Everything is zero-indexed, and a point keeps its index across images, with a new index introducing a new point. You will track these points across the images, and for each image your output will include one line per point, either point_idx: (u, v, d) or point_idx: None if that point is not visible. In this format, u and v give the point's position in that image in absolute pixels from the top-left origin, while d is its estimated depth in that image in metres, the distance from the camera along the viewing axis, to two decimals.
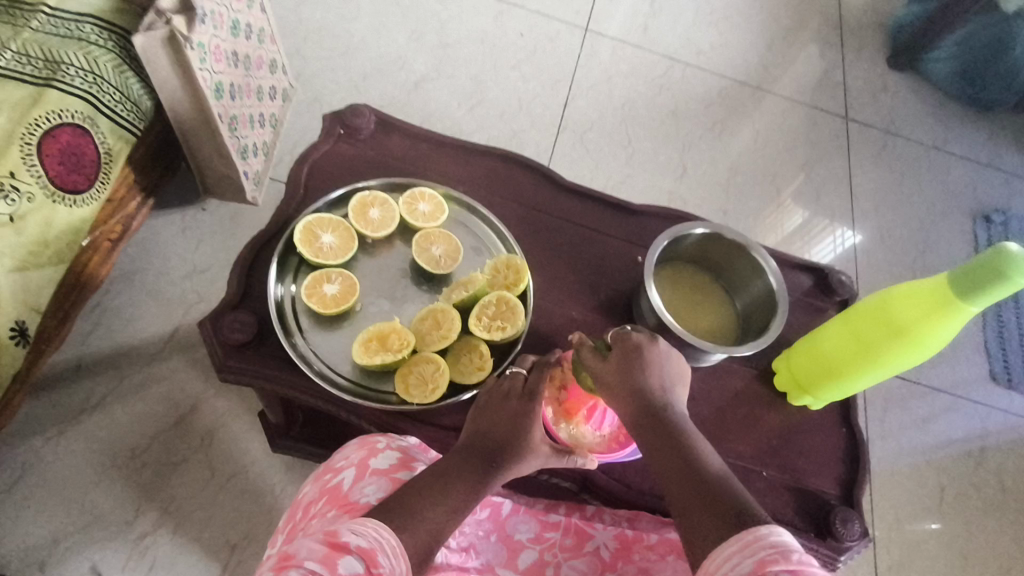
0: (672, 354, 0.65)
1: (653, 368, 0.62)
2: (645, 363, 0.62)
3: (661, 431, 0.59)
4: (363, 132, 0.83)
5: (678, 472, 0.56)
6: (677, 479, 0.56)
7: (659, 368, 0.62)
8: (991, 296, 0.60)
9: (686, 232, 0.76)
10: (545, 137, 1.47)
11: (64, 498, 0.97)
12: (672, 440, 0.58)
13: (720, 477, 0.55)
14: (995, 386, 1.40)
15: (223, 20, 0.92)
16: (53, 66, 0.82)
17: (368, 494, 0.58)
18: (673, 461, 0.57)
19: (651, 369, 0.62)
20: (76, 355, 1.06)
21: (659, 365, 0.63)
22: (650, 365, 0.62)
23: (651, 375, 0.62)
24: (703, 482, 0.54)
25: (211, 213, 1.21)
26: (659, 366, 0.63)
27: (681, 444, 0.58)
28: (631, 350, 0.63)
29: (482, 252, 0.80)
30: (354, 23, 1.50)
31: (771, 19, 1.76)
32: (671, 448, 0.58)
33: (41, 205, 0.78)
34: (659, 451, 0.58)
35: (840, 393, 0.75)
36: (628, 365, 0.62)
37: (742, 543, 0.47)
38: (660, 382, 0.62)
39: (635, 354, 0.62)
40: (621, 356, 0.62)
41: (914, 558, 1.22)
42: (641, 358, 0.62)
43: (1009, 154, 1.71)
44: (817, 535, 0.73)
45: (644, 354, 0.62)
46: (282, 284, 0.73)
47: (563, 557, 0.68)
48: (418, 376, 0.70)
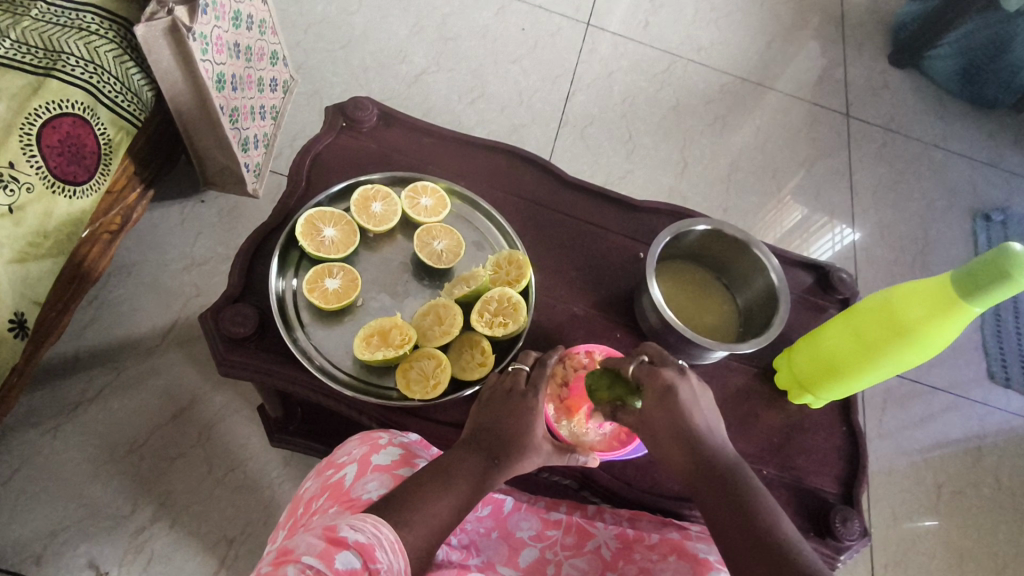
0: (704, 392, 0.64)
1: (691, 409, 0.61)
2: (684, 406, 0.60)
3: (713, 479, 0.59)
4: (366, 125, 0.82)
5: (735, 524, 0.55)
6: (739, 532, 0.55)
7: (698, 409, 0.61)
8: (994, 297, 0.60)
9: (688, 229, 0.76)
10: (546, 132, 1.46)
11: (62, 491, 0.97)
12: (724, 489, 0.58)
13: (779, 524, 0.55)
14: (992, 385, 1.41)
15: (224, 11, 0.92)
16: (53, 55, 0.81)
17: (370, 490, 0.58)
18: (730, 512, 0.56)
19: (692, 412, 0.61)
20: (74, 347, 1.05)
21: (698, 406, 0.62)
22: (688, 407, 0.61)
23: (691, 417, 0.61)
24: (767, 536, 0.54)
25: (210, 206, 1.20)
26: (697, 406, 0.61)
27: (736, 492, 0.58)
28: (664, 390, 0.61)
29: (484, 247, 0.80)
30: (354, 15, 1.49)
31: (773, 15, 1.76)
32: (726, 498, 0.57)
33: (40, 196, 0.78)
34: (711, 500, 0.58)
35: (840, 392, 0.75)
36: (668, 408, 0.60)
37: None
38: (703, 424, 0.61)
39: (670, 396, 0.60)
40: (657, 398, 0.61)
41: (910, 556, 1.22)
42: (679, 402, 0.60)
43: (1009, 153, 1.71)
44: (816, 534, 0.74)
45: (681, 396, 0.61)
46: (283, 278, 0.73)
47: (564, 555, 0.67)
48: (419, 371, 0.70)
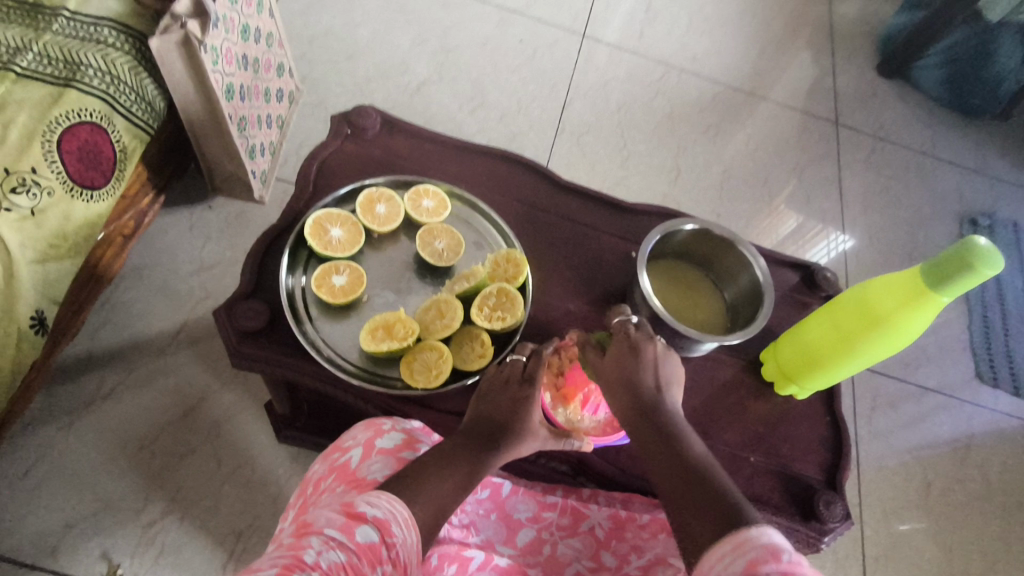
0: (669, 355, 0.67)
1: (646, 367, 0.64)
2: (640, 364, 0.64)
3: (655, 428, 0.61)
4: (369, 132, 0.87)
5: (670, 467, 0.58)
6: (671, 476, 0.57)
7: (652, 367, 0.65)
8: (961, 287, 0.64)
9: (676, 227, 0.80)
10: (544, 140, 1.51)
11: (74, 486, 1.00)
12: (664, 437, 0.60)
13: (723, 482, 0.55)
14: (979, 384, 1.45)
15: (234, 24, 0.96)
16: (72, 66, 0.85)
17: (376, 471, 0.61)
18: (665, 457, 0.59)
19: (645, 370, 0.64)
20: (87, 348, 1.09)
21: (655, 367, 0.65)
22: (648, 367, 0.64)
23: (644, 375, 0.64)
24: (695, 477, 0.56)
25: (218, 212, 1.24)
26: (654, 366, 0.65)
27: (674, 440, 0.60)
28: (625, 351, 0.65)
29: (484, 247, 0.84)
30: (358, 28, 1.54)
31: (764, 27, 1.81)
32: (664, 445, 0.59)
33: (60, 200, 0.82)
34: (650, 448, 0.60)
35: (822, 382, 0.78)
36: (623, 365, 0.65)
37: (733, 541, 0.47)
38: (654, 381, 0.64)
39: (632, 356, 0.65)
40: (617, 356, 0.65)
41: (900, 550, 1.25)
42: (638, 362, 0.64)
43: (994, 159, 1.76)
44: (802, 518, 0.77)
45: (638, 355, 0.65)
46: (293, 275, 0.77)
47: (559, 535, 0.71)
48: (423, 363, 0.73)
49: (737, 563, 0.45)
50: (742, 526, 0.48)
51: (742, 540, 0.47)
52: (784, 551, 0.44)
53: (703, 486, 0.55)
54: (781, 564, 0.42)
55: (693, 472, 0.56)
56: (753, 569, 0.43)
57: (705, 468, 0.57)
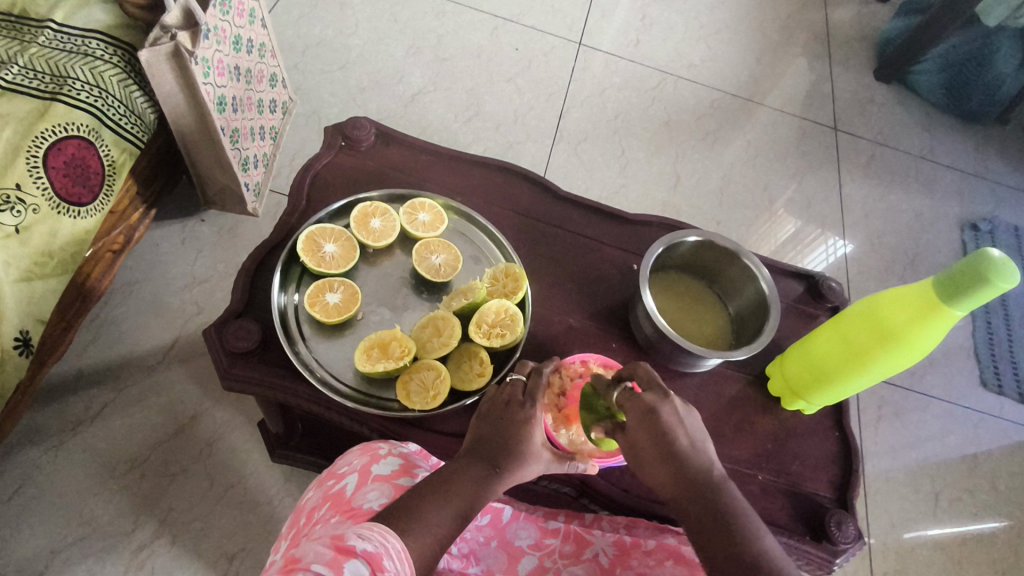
0: (691, 412, 0.62)
1: (677, 429, 0.60)
2: (669, 429, 0.59)
3: (701, 504, 0.57)
4: (363, 144, 0.85)
5: (722, 549, 0.54)
6: (727, 563, 0.54)
7: (682, 428, 0.60)
8: (976, 301, 0.62)
9: (680, 240, 0.78)
10: (541, 148, 1.49)
11: (62, 509, 0.97)
12: (712, 513, 0.56)
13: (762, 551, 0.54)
14: (985, 392, 1.43)
15: (226, 35, 0.94)
16: (59, 80, 0.83)
17: (371, 500, 0.59)
18: (717, 539, 0.55)
19: (675, 432, 0.60)
20: (76, 365, 1.06)
21: (683, 425, 0.60)
22: (674, 428, 0.60)
23: (676, 437, 0.59)
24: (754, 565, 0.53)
25: (210, 225, 1.22)
26: (683, 424, 0.60)
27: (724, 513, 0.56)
28: (648, 414, 0.60)
29: (481, 261, 0.82)
30: (352, 37, 1.53)
31: (761, 33, 1.80)
32: (712, 522, 0.56)
33: (45, 216, 0.80)
34: (699, 527, 0.57)
35: (832, 397, 0.76)
36: (656, 433, 0.59)
37: None
38: (690, 443, 0.60)
39: (654, 419, 0.60)
40: (644, 424, 0.60)
41: (909, 563, 1.23)
42: (663, 424, 0.59)
43: (995, 163, 1.74)
44: (812, 539, 0.75)
45: (663, 419, 0.60)
46: (285, 292, 0.74)
47: (562, 562, 0.68)
48: (419, 383, 0.71)
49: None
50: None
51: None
52: None
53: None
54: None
55: (750, 559, 0.53)
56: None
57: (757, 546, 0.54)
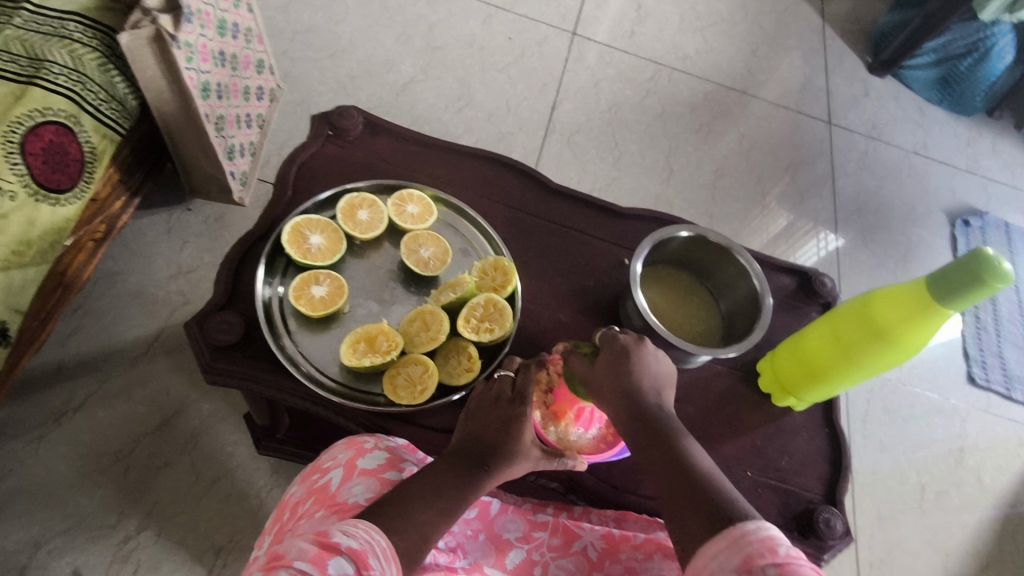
0: (662, 360, 0.65)
1: (641, 372, 0.61)
2: (634, 368, 0.61)
3: (657, 441, 0.57)
4: (351, 134, 0.83)
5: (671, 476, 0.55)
6: (675, 489, 0.53)
7: (647, 372, 0.62)
8: (968, 301, 0.61)
9: (671, 235, 0.77)
10: (533, 139, 1.47)
11: (44, 502, 0.95)
12: (670, 448, 0.57)
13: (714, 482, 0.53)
14: (973, 388, 1.43)
15: (210, 19, 0.92)
16: (37, 63, 0.81)
17: (356, 494, 0.58)
18: (666, 468, 0.55)
19: (640, 374, 0.61)
20: (58, 356, 1.04)
21: (649, 370, 0.62)
22: (639, 368, 0.61)
23: (638, 377, 0.61)
24: (705, 495, 0.52)
25: (196, 214, 1.20)
26: (647, 365, 0.62)
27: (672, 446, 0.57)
28: (618, 354, 0.62)
29: (471, 254, 0.81)
30: (342, 24, 1.50)
31: (755, 24, 1.79)
32: (668, 454, 0.56)
33: (23, 204, 0.77)
34: (658, 464, 0.56)
35: (823, 394, 0.76)
36: (617, 369, 0.61)
37: (730, 539, 0.47)
38: (650, 385, 0.61)
39: (622, 358, 0.62)
40: (609, 360, 0.62)
41: (895, 557, 1.23)
42: (629, 363, 0.61)
43: (987, 158, 1.75)
44: (800, 534, 0.75)
45: (632, 358, 0.62)
46: (270, 285, 0.73)
47: (550, 556, 0.67)
48: (406, 377, 0.70)
49: (733, 560, 0.45)
50: (752, 534, 0.46)
51: (737, 533, 0.47)
52: (783, 546, 0.45)
53: (713, 510, 0.50)
54: (778, 560, 0.44)
55: (698, 487, 0.53)
56: (753, 565, 0.44)
57: (708, 478, 0.54)
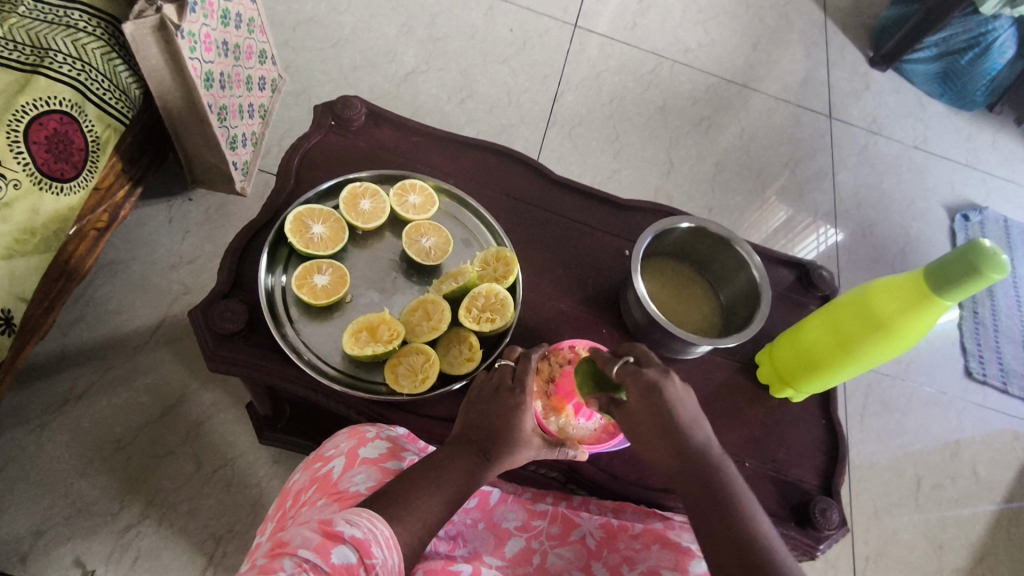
0: (683, 389, 0.62)
1: (676, 408, 0.60)
2: (669, 405, 0.60)
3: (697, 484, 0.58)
4: (354, 123, 0.83)
5: (718, 525, 0.56)
6: (718, 537, 0.55)
7: (682, 409, 0.60)
8: (963, 293, 0.62)
9: (671, 226, 0.78)
10: (535, 131, 1.48)
11: (48, 489, 0.96)
12: (714, 497, 0.57)
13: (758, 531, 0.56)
14: (970, 382, 1.44)
15: (213, 9, 0.92)
16: (40, 52, 0.81)
17: (358, 483, 0.59)
18: (711, 515, 0.57)
19: (676, 412, 0.60)
20: (61, 345, 1.05)
21: (683, 406, 0.61)
22: (675, 406, 0.60)
23: (674, 416, 0.60)
24: (751, 548, 0.54)
25: (197, 204, 1.21)
26: (681, 402, 0.61)
27: (719, 491, 0.58)
28: (649, 389, 0.60)
29: (472, 245, 0.81)
30: (343, 14, 1.50)
31: (758, 17, 1.78)
32: (712, 503, 0.57)
33: (27, 192, 0.78)
34: (698, 508, 0.58)
35: (821, 385, 0.76)
36: (652, 407, 0.60)
37: None
38: (685, 421, 0.60)
39: (656, 395, 0.60)
40: (643, 397, 0.60)
41: (890, 549, 1.24)
42: (664, 401, 0.60)
43: (987, 152, 1.75)
44: (796, 524, 0.75)
45: (665, 394, 0.60)
46: (272, 274, 0.73)
47: (549, 544, 0.68)
48: (408, 367, 0.70)
49: None
50: None
51: None
52: None
53: (761, 568, 0.53)
54: None
55: (742, 538, 0.55)
56: None
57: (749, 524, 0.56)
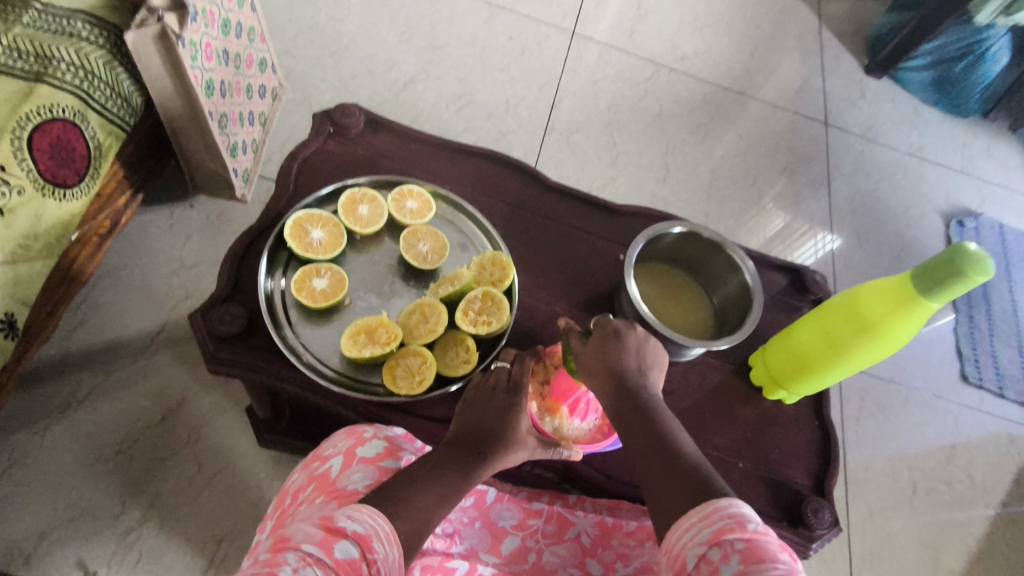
0: (652, 341, 0.65)
1: (630, 352, 0.62)
2: (622, 348, 0.62)
3: (636, 420, 0.58)
4: (353, 130, 0.84)
5: (653, 454, 0.55)
6: (651, 466, 0.55)
7: (636, 353, 0.62)
8: (950, 294, 0.63)
9: (664, 231, 0.79)
10: (533, 138, 1.49)
11: (49, 492, 0.97)
12: (652, 430, 0.57)
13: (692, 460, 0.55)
14: (966, 386, 1.45)
15: (214, 19, 0.94)
16: (43, 61, 0.82)
17: (356, 481, 0.60)
18: (648, 447, 0.56)
19: (629, 355, 0.62)
20: (62, 350, 1.06)
21: (637, 351, 0.62)
22: (629, 350, 0.62)
23: (627, 359, 0.61)
24: (680, 471, 0.53)
25: (198, 210, 1.22)
26: (637, 348, 0.62)
27: (657, 426, 0.58)
28: (609, 334, 0.62)
29: (469, 249, 0.83)
30: (344, 23, 1.52)
31: (753, 26, 1.81)
32: (650, 435, 0.57)
33: (31, 198, 0.79)
34: (635, 441, 0.57)
35: (813, 386, 0.77)
36: (604, 350, 0.61)
37: (702, 514, 0.48)
38: (636, 364, 0.62)
39: (613, 338, 0.62)
40: (599, 340, 0.62)
41: (887, 552, 1.25)
42: (619, 344, 0.62)
43: (981, 158, 1.77)
44: (789, 524, 0.76)
45: (622, 339, 0.62)
46: (272, 278, 0.74)
47: (544, 543, 0.69)
48: (405, 369, 0.71)
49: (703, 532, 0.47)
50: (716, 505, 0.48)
51: (708, 510, 0.48)
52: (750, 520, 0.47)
53: (688, 487, 0.52)
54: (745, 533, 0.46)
55: (675, 463, 0.54)
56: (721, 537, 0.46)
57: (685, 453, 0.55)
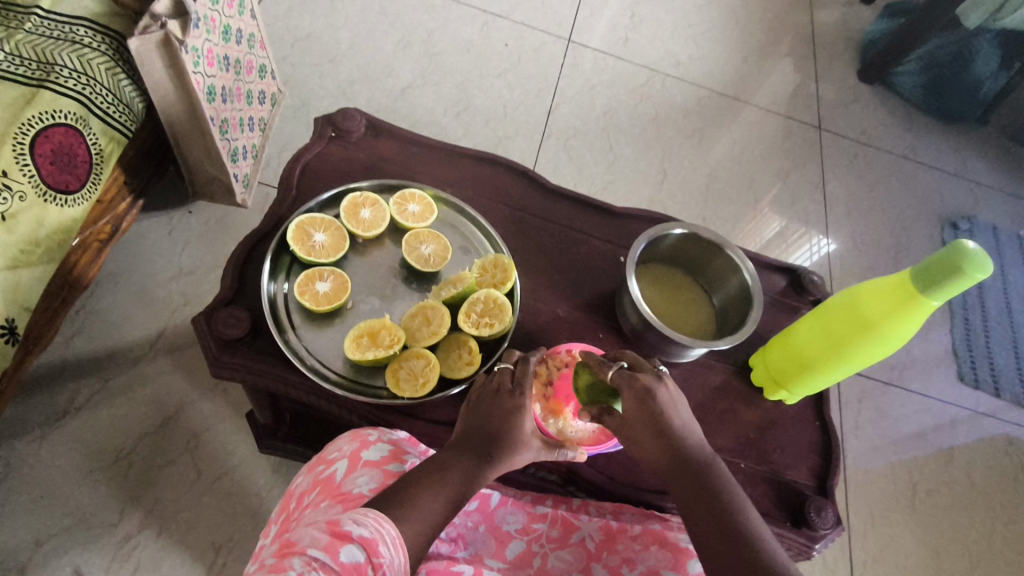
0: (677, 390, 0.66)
1: (668, 410, 0.63)
2: (661, 408, 0.63)
3: (690, 483, 0.62)
4: (353, 135, 0.85)
5: (709, 523, 0.59)
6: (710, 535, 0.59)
7: (674, 411, 0.63)
8: (950, 291, 0.63)
9: (665, 233, 0.79)
10: (530, 144, 1.50)
11: (48, 499, 0.96)
12: (709, 498, 0.61)
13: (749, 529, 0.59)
14: (963, 386, 1.46)
15: (215, 25, 0.94)
16: (46, 67, 0.82)
17: (360, 485, 0.60)
18: (705, 513, 0.60)
19: (669, 414, 0.63)
20: (62, 357, 1.06)
21: (676, 407, 0.64)
22: (668, 407, 0.63)
23: (668, 418, 0.63)
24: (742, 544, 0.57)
25: (197, 216, 1.22)
26: (673, 405, 0.64)
27: (711, 491, 0.61)
28: (642, 393, 0.63)
29: (470, 253, 0.83)
30: (341, 31, 1.53)
31: (748, 32, 1.82)
32: (709, 503, 0.60)
33: (32, 204, 0.79)
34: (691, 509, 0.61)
35: (814, 386, 0.78)
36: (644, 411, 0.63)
37: None
38: (678, 424, 0.63)
39: (649, 400, 0.63)
40: (636, 402, 0.63)
41: (888, 553, 1.25)
42: (656, 405, 0.63)
43: (974, 162, 1.78)
44: (793, 525, 0.76)
45: (656, 398, 0.63)
46: (274, 281, 0.74)
47: (549, 547, 0.69)
48: (408, 371, 0.72)
49: None
50: None
51: None
52: None
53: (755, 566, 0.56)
54: None
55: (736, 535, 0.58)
56: None
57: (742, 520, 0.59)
